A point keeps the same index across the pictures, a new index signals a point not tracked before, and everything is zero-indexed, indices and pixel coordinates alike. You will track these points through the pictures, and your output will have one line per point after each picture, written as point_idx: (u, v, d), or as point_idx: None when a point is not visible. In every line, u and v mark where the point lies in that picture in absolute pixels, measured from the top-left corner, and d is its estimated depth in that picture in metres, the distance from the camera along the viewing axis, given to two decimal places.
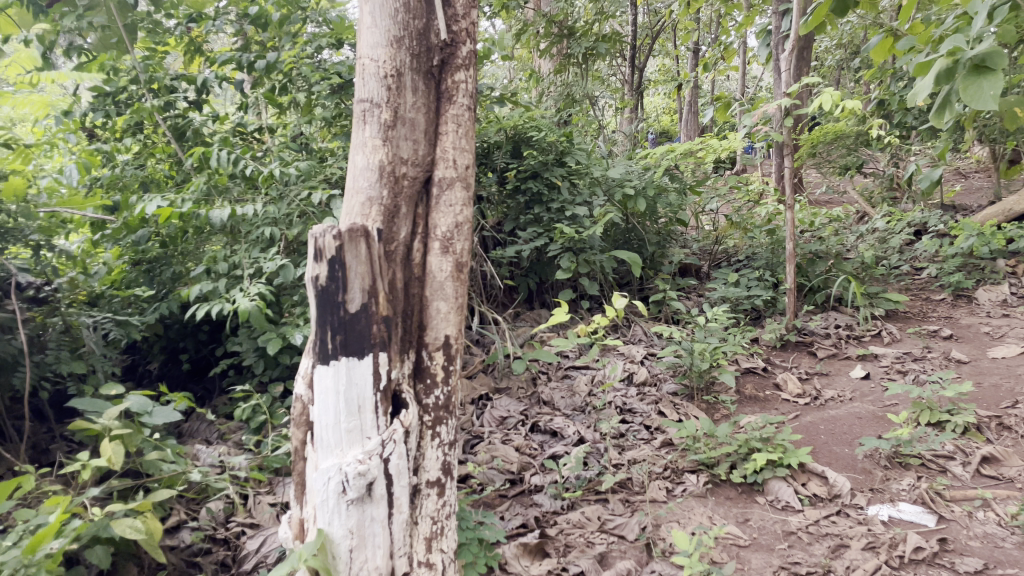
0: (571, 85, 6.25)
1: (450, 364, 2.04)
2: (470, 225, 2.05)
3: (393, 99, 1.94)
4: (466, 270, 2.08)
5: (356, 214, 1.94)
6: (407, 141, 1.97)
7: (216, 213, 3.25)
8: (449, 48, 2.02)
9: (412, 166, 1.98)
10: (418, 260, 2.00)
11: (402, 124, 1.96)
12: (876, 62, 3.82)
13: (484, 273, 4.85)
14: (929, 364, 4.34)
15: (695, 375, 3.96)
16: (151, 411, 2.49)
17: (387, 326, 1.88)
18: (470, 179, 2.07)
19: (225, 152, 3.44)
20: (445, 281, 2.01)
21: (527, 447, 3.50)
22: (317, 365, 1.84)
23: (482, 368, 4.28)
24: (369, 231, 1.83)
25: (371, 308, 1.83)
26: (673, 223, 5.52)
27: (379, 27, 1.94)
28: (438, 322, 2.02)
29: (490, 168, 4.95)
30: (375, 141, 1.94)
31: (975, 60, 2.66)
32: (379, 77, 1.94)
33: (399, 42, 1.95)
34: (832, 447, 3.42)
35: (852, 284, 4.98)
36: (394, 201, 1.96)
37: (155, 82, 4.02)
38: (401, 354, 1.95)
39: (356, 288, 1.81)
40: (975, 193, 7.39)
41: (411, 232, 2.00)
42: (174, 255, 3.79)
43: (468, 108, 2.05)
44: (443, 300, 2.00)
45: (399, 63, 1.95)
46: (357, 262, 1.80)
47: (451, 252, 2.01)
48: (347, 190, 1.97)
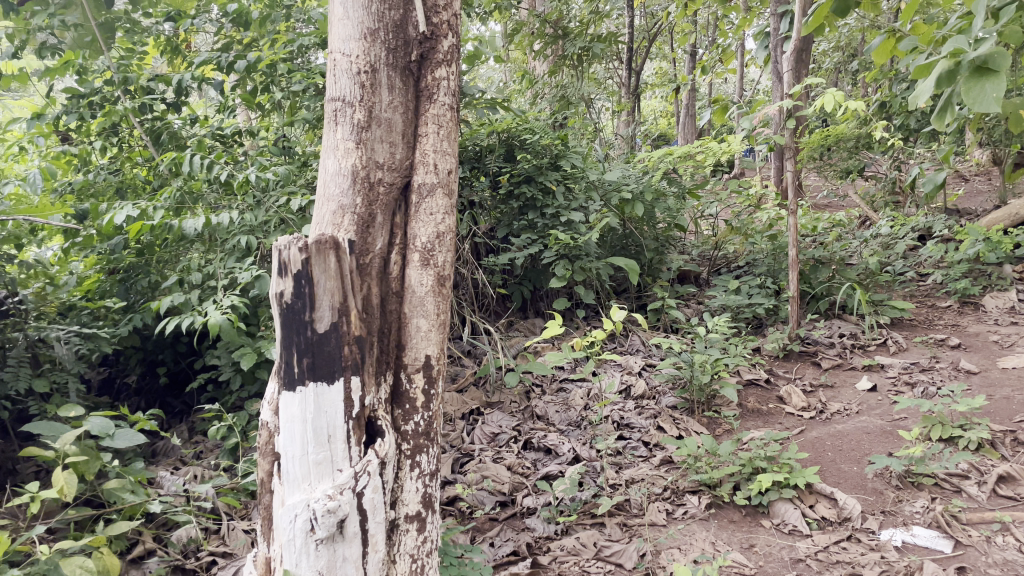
0: (566, 87, 6.10)
1: (431, 388, 1.86)
2: (453, 236, 1.88)
3: (367, 98, 1.79)
4: (449, 285, 1.90)
5: (326, 224, 1.77)
6: (383, 143, 1.80)
7: (189, 222, 3.07)
8: (428, 42, 1.84)
9: (389, 171, 1.82)
10: (395, 274, 1.83)
11: (377, 125, 1.79)
12: (875, 63, 3.66)
13: (476, 281, 4.69)
14: (939, 375, 4.17)
15: (696, 388, 3.79)
16: (113, 433, 2.37)
17: (359, 347, 1.71)
18: (453, 184, 1.90)
19: (198, 157, 3.28)
20: (425, 296, 1.83)
21: (520, 467, 3.33)
22: (283, 391, 1.67)
23: (474, 381, 4.12)
24: (339, 242, 1.66)
25: (341, 328, 1.66)
26: (672, 228, 5.36)
27: (351, 18, 1.77)
28: (417, 341, 1.84)
29: (482, 172, 4.82)
30: (348, 143, 1.78)
31: (977, 60, 2.50)
32: (351, 73, 1.78)
33: (374, 35, 1.79)
34: (839, 466, 3.25)
35: (857, 291, 4.82)
36: (369, 208, 1.79)
37: (132, 83, 3.87)
38: (376, 378, 1.78)
39: (324, 306, 1.64)
40: (978, 197, 7.23)
41: (388, 243, 1.83)
42: (151, 264, 3.62)
43: (450, 107, 1.88)
44: (423, 317, 1.82)
45: (373, 58, 1.79)
46: (325, 277, 1.63)
47: (432, 265, 1.84)
48: (317, 197, 1.81)
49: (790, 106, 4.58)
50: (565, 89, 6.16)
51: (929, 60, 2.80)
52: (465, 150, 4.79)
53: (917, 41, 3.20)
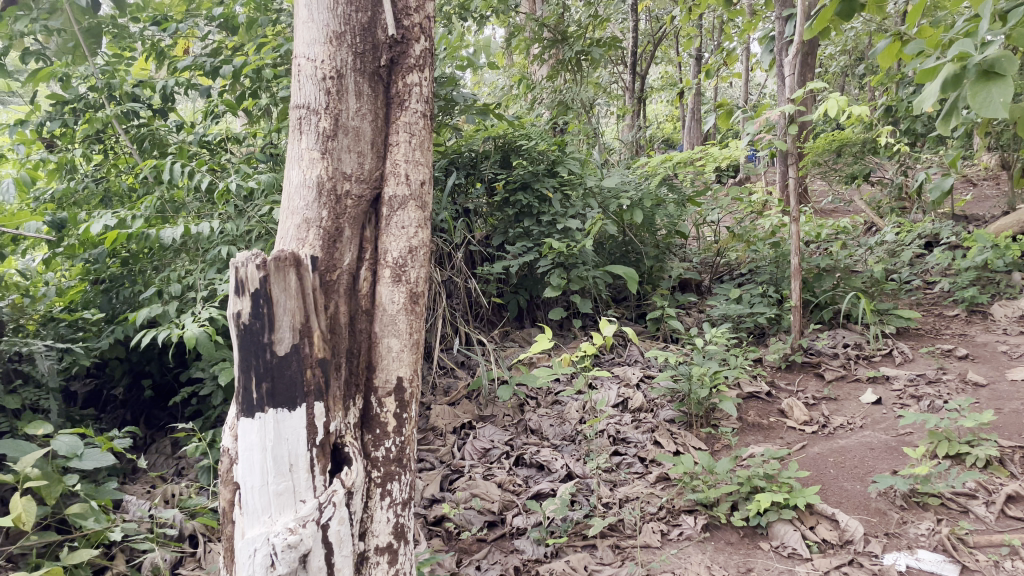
0: (564, 92, 6.01)
1: (403, 412, 1.79)
2: (426, 251, 1.84)
3: (333, 105, 1.76)
4: (422, 302, 1.86)
5: (291, 239, 1.72)
6: (350, 153, 1.77)
7: (168, 232, 2.98)
8: (398, 46, 1.83)
9: (357, 182, 1.78)
10: (365, 291, 1.77)
11: (344, 133, 1.76)
12: (878, 66, 3.55)
13: (469, 290, 4.58)
14: (945, 387, 4.05)
15: (693, 402, 3.68)
16: (81, 454, 2.29)
17: (323, 370, 1.62)
18: (426, 196, 1.88)
19: (178, 165, 3.21)
20: (396, 314, 1.78)
21: (511, 484, 3.21)
22: (241, 418, 1.57)
23: (466, 394, 4.02)
24: (301, 260, 1.57)
25: (303, 350, 1.58)
26: (672, 235, 5.25)
27: (315, 21, 1.75)
28: (389, 362, 1.77)
29: (477, 179, 4.75)
30: (313, 153, 1.74)
31: (984, 64, 2.39)
32: (316, 79, 1.74)
33: (339, 38, 1.76)
34: (842, 484, 3.14)
35: (861, 300, 4.71)
36: (337, 221, 1.74)
37: (117, 88, 3.79)
38: (344, 402, 1.69)
39: (285, 327, 1.55)
40: (986, 202, 7.10)
41: (357, 258, 1.78)
42: (135, 275, 3.55)
43: (421, 116, 1.86)
44: (394, 337, 1.76)
45: (338, 63, 1.76)
46: (286, 297, 1.54)
47: (403, 281, 1.80)
48: (281, 211, 1.76)
49: (792, 111, 4.47)
50: (564, 94, 6.08)
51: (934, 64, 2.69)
52: (460, 156, 4.70)
53: (923, 45, 3.10)
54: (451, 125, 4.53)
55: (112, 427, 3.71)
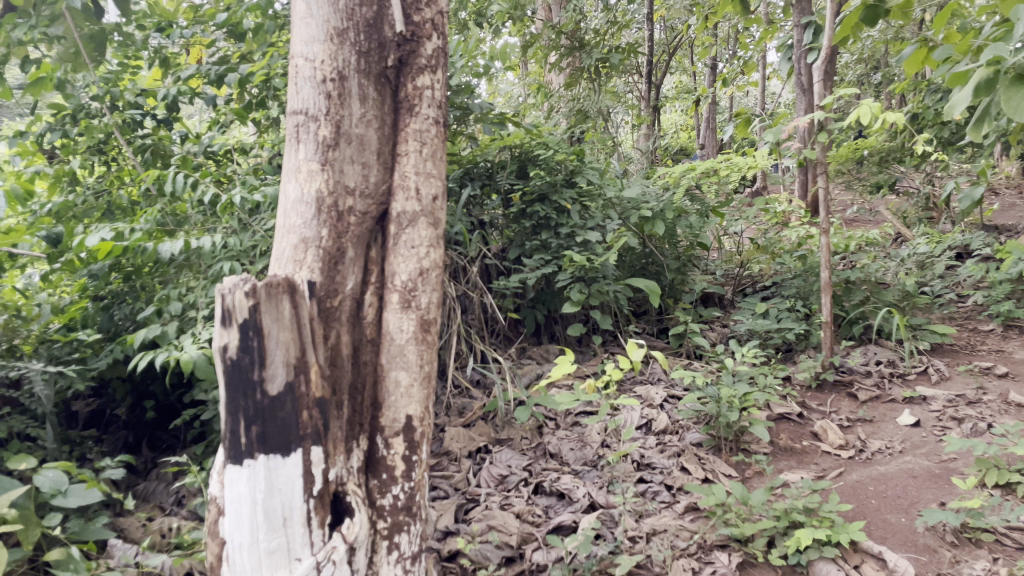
0: (583, 101, 5.84)
1: (412, 454, 1.79)
2: (436, 273, 1.88)
3: (335, 111, 1.81)
4: (432, 330, 1.88)
5: (287, 259, 1.73)
6: (354, 164, 1.81)
7: (167, 247, 2.79)
8: (407, 44, 1.92)
9: (360, 198, 1.82)
10: (370, 319, 1.81)
11: (347, 142, 1.81)
12: (905, 73, 3.47)
13: (484, 305, 4.39)
14: (988, 408, 3.82)
15: (722, 425, 3.46)
16: (66, 490, 2.16)
17: (319, 411, 1.58)
18: (437, 212, 1.92)
19: (180, 176, 3.04)
20: (405, 343, 1.81)
21: (530, 514, 3.01)
22: (229, 466, 1.52)
23: (482, 416, 3.82)
24: (294, 287, 1.52)
25: (296, 388, 1.53)
26: (694, 247, 5.05)
27: (316, 18, 1.81)
28: (397, 398, 1.79)
29: (494, 190, 4.59)
30: (312, 165, 1.77)
31: (1017, 68, 2.40)
32: (316, 81, 1.79)
33: (341, 36, 1.82)
34: (886, 517, 2.92)
35: (896, 315, 4.47)
36: (340, 240, 1.77)
37: (119, 97, 3.62)
38: (339, 448, 1.65)
39: (277, 362, 1.49)
40: (1015, 211, 6.85)
41: (360, 281, 1.81)
42: (137, 291, 3.39)
43: (431, 121, 1.93)
44: (403, 369, 1.78)
45: (340, 64, 1.82)
46: (277, 325, 1.49)
47: (413, 307, 1.83)
48: (278, 229, 1.77)
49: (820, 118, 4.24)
50: (582, 102, 5.91)
51: (964, 69, 2.72)
52: (475, 167, 4.53)
53: (953, 51, 3.06)
54: (465, 134, 4.37)
55: (111, 451, 3.53)
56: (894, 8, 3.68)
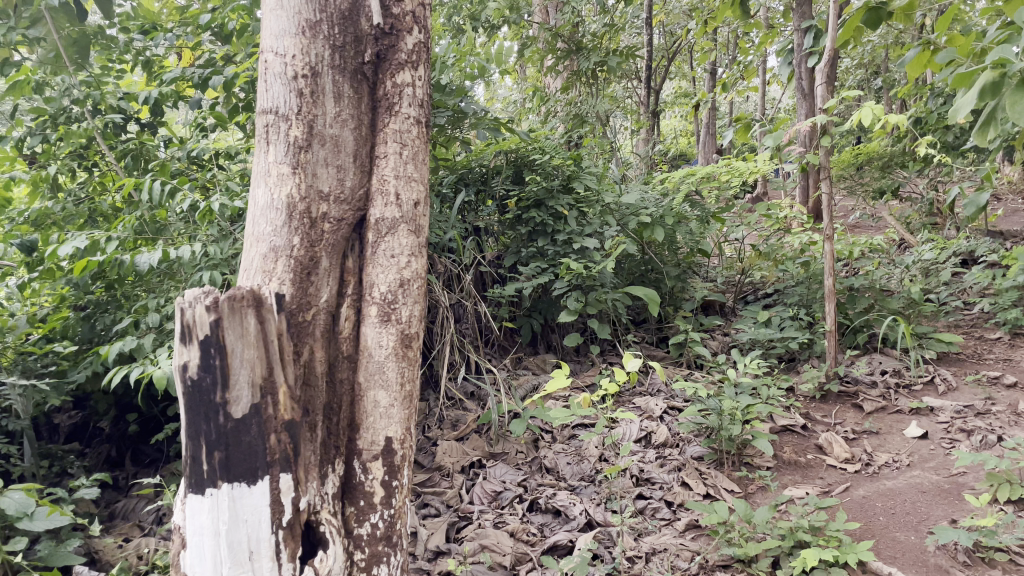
0: (580, 105, 5.74)
1: (393, 479, 1.75)
2: (418, 284, 1.83)
3: (308, 110, 1.77)
4: (414, 346, 1.84)
5: (256, 268, 1.72)
6: (327, 167, 1.77)
7: (144, 257, 2.68)
8: (387, 38, 1.88)
9: (336, 203, 1.78)
10: (346, 334, 1.78)
11: (321, 143, 1.77)
12: (906, 76, 3.35)
13: (479, 314, 4.29)
14: (997, 420, 3.70)
15: (724, 438, 3.35)
16: (31, 514, 2.05)
17: (288, 435, 1.56)
18: (418, 219, 1.88)
19: (158, 183, 2.95)
20: (385, 360, 1.76)
21: (525, 533, 2.89)
22: (192, 495, 1.50)
23: (476, 429, 3.72)
24: (260, 303, 1.51)
25: (263, 409, 1.51)
26: (694, 254, 4.95)
27: (287, 12, 1.76)
28: (376, 419, 1.75)
29: (489, 196, 4.54)
30: (283, 168, 1.75)
31: (1023, 72, 2.29)
32: (287, 78, 1.75)
33: (314, 29, 1.78)
34: (895, 535, 2.81)
35: (901, 323, 4.35)
36: (313, 249, 1.74)
37: (101, 101, 3.50)
38: (308, 478, 1.63)
39: (241, 383, 1.48)
40: (1020, 216, 6.74)
41: (336, 294, 1.78)
42: (118, 300, 3.31)
43: (412, 121, 1.89)
44: (382, 389, 1.74)
45: (313, 59, 1.78)
46: (241, 342, 1.48)
47: (393, 322, 1.78)
48: (247, 236, 1.75)
49: (822, 122, 4.12)
50: (579, 107, 5.81)
51: (970, 72, 2.59)
52: (470, 172, 4.47)
53: (957, 53, 2.93)
54: (459, 139, 4.28)
55: (93, 465, 3.43)
56: (896, 11, 3.55)
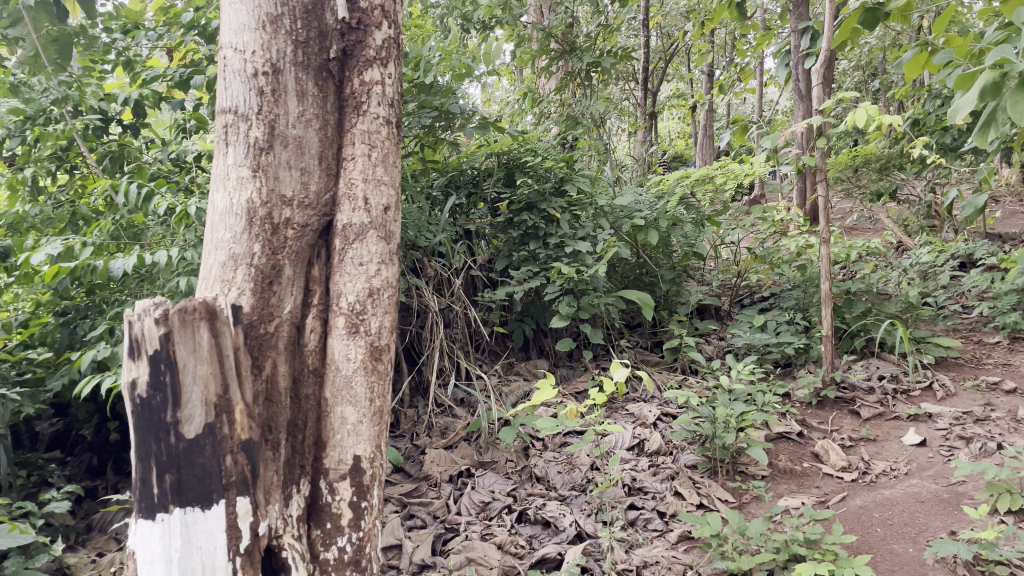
0: (574, 107, 5.66)
1: (362, 500, 1.76)
2: (387, 295, 1.82)
3: (269, 109, 1.73)
4: (383, 358, 1.83)
5: (214, 277, 1.68)
6: (290, 170, 1.74)
7: (118, 263, 2.60)
8: (355, 33, 1.84)
9: (299, 208, 1.75)
10: (312, 347, 1.76)
11: (283, 144, 1.74)
12: (904, 78, 3.28)
13: (469, 319, 4.21)
14: (996, 427, 3.62)
15: (718, 447, 3.27)
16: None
17: (246, 456, 1.55)
18: (389, 224, 1.85)
19: (133, 187, 2.89)
20: (353, 375, 1.75)
21: (512, 545, 2.81)
22: (142, 520, 1.49)
23: (465, 437, 3.64)
24: (212, 318, 1.50)
25: (217, 429, 1.50)
26: (689, 257, 4.87)
27: (246, 6, 1.72)
28: (345, 438, 1.74)
29: (480, 199, 4.45)
30: (242, 171, 1.70)
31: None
32: (246, 75, 1.71)
33: (275, 24, 1.74)
34: (892, 547, 2.73)
35: (899, 327, 4.28)
36: (274, 257, 1.71)
37: (80, 101, 3.42)
38: (269, 504, 1.62)
39: (194, 402, 1.47)
40: (1017, 219, 6.68)
41: (300, 304, 1.76)
42: (99, 306, 3.21)
43: (381, 121, 1.85)
44: (350, 405, 1.73)
45: (274, 56, 1.73)
46: (193, 358, 1.47)
47: (361, 334, 1.77)
48: (205, 244, 1.71)
49: (818, 123, 4.04)
50: (573, 108, 5.73)
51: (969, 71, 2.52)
52: (461, 174, 4.40)
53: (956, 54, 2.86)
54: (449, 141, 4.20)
55: (74, 475, 3.35)
56: (894, 11, 3.49)
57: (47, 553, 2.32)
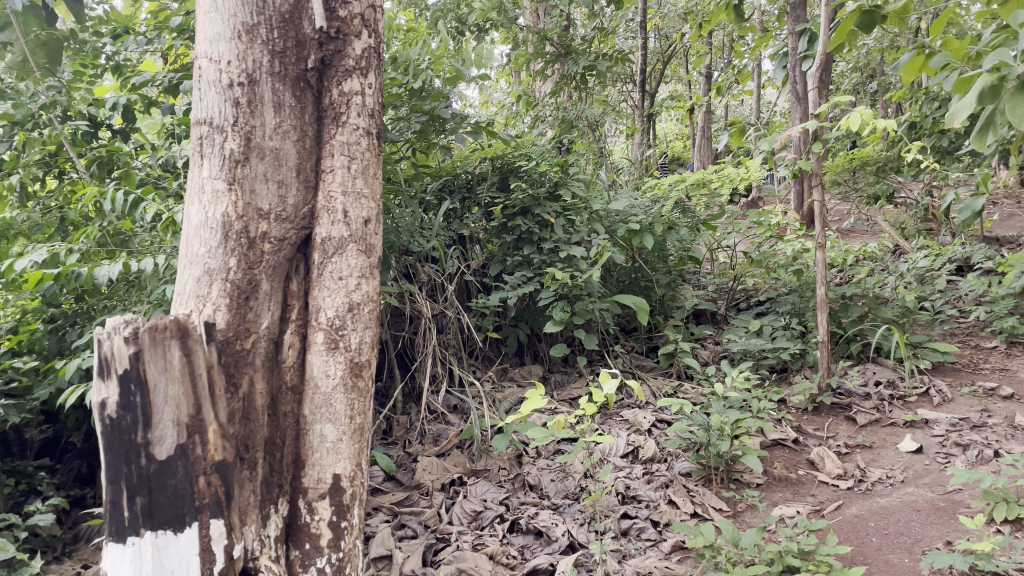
0: (569, 110, 5.62)
1: (341, 518, 1.85)
2: (365, 312, 1.91)
3: (245, 121, 1.80)
4: (363, 374, 1.91)
5: (189, 292, 1.75)
6: (267, 184, 1.81)
7: (104, 271, 2.57)
8: (336, 42, 1.92)
9: (277, 223, 1.83)
10: (290, 363, 1.85)
11: (258, 156, 1.81)
12: (901, 81, 3.25)
13: (462, 325, 4.18)
14: (993, 434, 3.59)
15: (713, 455, 3.24)
16: None
17: (219, 476, 1.65)
18: (368, 238, 1.94)
19: (120, 195, 2.90)
20: (332, 392, 1.84)
21: (504, 556, 2.77)
22: (112, 540, 1.57)
23: (458, 444, 3.61)
24: (180, 340, 1.59)
25: (189, 450, 1.59)
26: (684, 261, 4.84)
27: (221, 16, 1.79)
28: (325, 456, 1.83)
29: (474, 203, 4.41)
30: (217, 186, 1.77)
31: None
32: (221, 86, 1.78)
33: (251, 33, 1.80)
34: (888, 558, 2.71)
35: (895, 332, 4.24)
36: (251, 272, 1.78)
37: (68, 106, 3.38)
38: (244, 525, 1.72)
39: (165, 423, 1.56)
40: (1015, 222, 6.65)
41: (279, 319, 1.84)
42: (87, 313, 3.18)
43: (360, 131, 1.94)
44: (329, 423, 1.82)
45: (248, 67, 1.80)
46: (162, 378, 1.56)
47: (339, 351, 1.86)
48: (180, 258, 1.78)
49: (815, 127, 4.01)
50: (568, 112, 5.69)
51: (966, 75, 2.49)
52: (454, 178, 4.36)
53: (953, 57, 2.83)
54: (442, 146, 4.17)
55: (63, 484, 3.32)
56: (891, 14, 3.45)
57: (27, 568, 2.29)
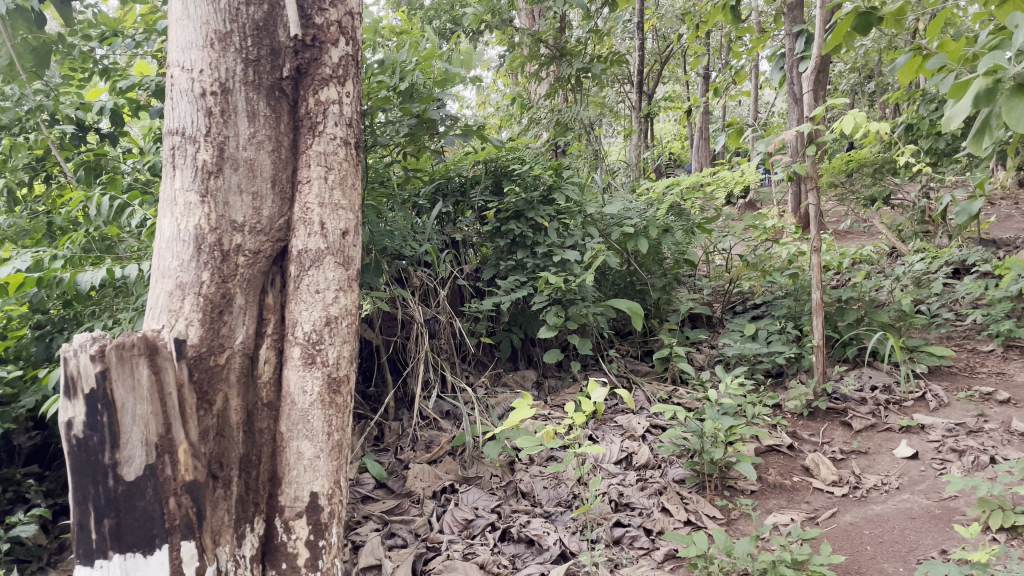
0: (564, 112, 5.57)
1: (318, 538, 1.82)
2: (342, 325, 1.88)
3: (218, 132, 1.79)
4: (341, 389, 1.89)
5: (161, 305, 1.72)
6: (240, 196, 1.80)
7: (86, 277, 2.54)
8: (310, 50, 1.90)
9: (251, 235, 1.82)
10: (266, 378, 1.83)
11: (232, 168, 1.80)
12: (898, 83, 3.22)
13: (455, 330, 4.15)
14: (989, 439, 3.56)
15: (707, 462, 3.20)
16: None
17: (190, 498, 1.62)
18: (346, 250, 1.92)
19: (103, 201, 2.88)
20: (309, 408, 1.82)
21: (494, 565, 2.73)
22: (81, 564, 1.55)
23: (450, 451, 3.58)
24: (149, 357, 1.56)
25: (158, 470, 1.56)
26: (680, 265, 4.80)
27: (192, 24, 1.77)
28: (301, 473, 1.81)
29: (467, 207, 4.38)
30: (189, 198, 1.75)
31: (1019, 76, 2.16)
32: (194, 95, 1.77)
33: (224, 41, 1.80)
34: (882, 566, 2.68)
35: (891, 337, 4.21)
36: (225, 286, 1.77)
37: (55, 110, 3.35)
38: (216, 546, 1.70)
39: (134, 442, 1.54)
40: (1011, 224, 6.61)
41: (254, 334, 1.82)
42: (75, 319, 3.18)
43: (337, 140, 1.92)
44: (305, 440, 1.80)
45: (222, 76, 1.79)
46: (131, 395, 1.53)
47: (316, 366, 1.84)
48: (153, 272, 1.76)
49: (810, 129, 3.97)
50: (563, 114, 5.65)
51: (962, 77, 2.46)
52: (447, 182, 4.33)
53: (950, 59, 2.80)
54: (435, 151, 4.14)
55: (51, 492, 3.29)
56: (888, 16, 3.42)
57: None
